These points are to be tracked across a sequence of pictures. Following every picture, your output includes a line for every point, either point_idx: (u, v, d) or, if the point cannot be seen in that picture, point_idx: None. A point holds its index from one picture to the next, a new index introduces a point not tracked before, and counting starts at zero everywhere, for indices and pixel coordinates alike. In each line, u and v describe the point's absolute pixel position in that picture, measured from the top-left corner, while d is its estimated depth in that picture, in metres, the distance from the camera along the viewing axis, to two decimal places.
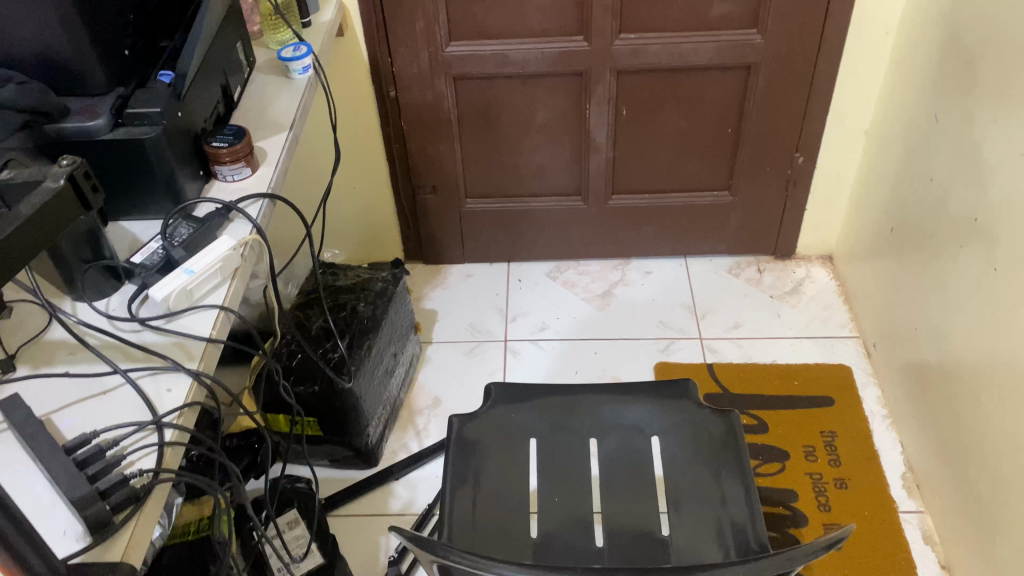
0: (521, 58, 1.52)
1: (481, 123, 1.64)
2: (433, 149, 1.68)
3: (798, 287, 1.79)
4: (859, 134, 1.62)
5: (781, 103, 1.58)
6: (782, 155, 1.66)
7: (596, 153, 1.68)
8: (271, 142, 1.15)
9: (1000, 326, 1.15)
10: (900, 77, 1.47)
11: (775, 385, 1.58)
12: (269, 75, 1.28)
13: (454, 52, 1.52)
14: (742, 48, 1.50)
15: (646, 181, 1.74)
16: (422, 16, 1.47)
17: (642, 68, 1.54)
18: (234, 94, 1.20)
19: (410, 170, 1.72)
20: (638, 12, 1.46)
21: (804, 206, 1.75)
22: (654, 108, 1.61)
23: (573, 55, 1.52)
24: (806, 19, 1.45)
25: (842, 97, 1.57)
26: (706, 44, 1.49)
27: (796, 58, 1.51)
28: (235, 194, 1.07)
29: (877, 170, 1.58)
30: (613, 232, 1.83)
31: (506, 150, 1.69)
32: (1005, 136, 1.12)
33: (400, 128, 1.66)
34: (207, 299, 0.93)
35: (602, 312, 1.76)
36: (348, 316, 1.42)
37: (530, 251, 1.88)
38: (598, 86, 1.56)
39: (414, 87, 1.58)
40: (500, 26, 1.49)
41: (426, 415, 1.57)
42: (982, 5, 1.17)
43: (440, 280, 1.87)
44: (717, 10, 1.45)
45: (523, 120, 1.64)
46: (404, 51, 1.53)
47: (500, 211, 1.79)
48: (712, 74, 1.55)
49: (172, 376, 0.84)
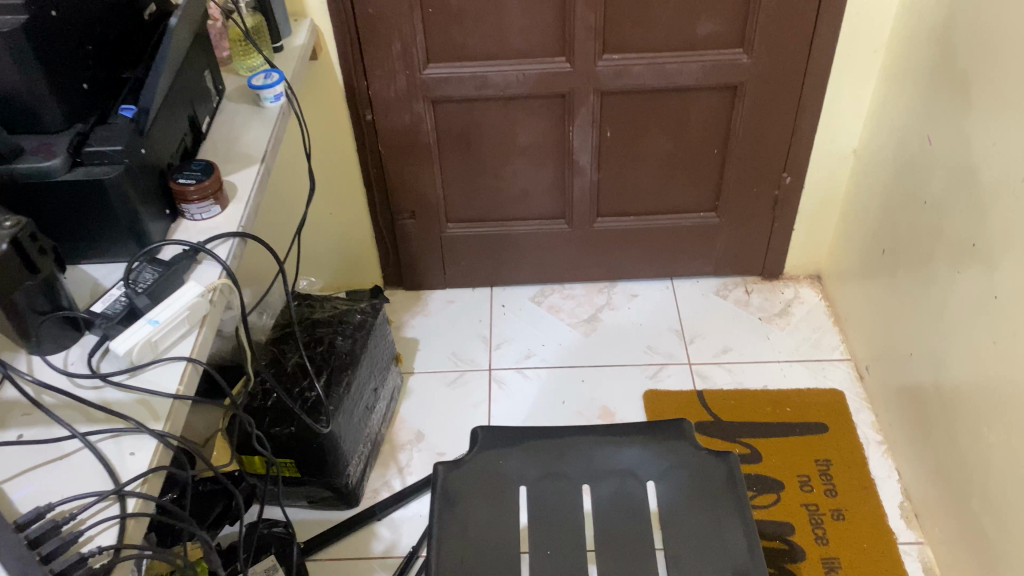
0: (502, 79, 1.48)
1: (461, 146, 1.60)
2: (412, 173, 1.63)
3: (788, 308, 1.75)
4: (846, 153, 1.59)
5: (768, 122, 1.54)
6: (769, 176, 1.62)
7: (579, 175, 1.63)
8: (241, 175, 1.09)
9: (1002, 355, 1.11)
10: (889, 96, 1.44)
11: (767, 412, 1.54)
12: (239, 103, 1.22)
13: (433, 73, 1.48)
14: (728, 67, 1.46)
15: (632, 204, 1.69)
16: (399, 37, 1.43)
17: (626, 89, 1.50)
18: (202, 125, 1.14)
19: (388, 195, 1.67)
20: (622, 32, 1.42)
21: (792, 226, 1.72)
22: (639, 129, 1.57)
23: (556, 77, 1.48)
24: (792, 37, 1.42)
25: (830, 116, 1.54)
26: (691, 65, 1.46)
27: (782, 77, 1.47)
28: (202, 232, 1.01)
29: (867, 189, 1.55)
30: (598, 255, 1.78)
31: (487, 174, 1.64)
32: (1003, 159, 1.09)
33: (377, 153, 1.60)
34: (173, 350, 0.86)
35: (588, 338, 1.71)
36: (326, 350, 1.37)
37: (513, 275, 1.83)
38: (581, 109, 1.52)
39: (391, 110, 1.53)
40: (480, 47, 1.45)
41: (409, 450, 1.51)
42: (976, 25, 1.14)
43: (421, 307, 1.80)
44: (703, 29, 1.42)
45: (504, 143, 1.59)
46: (380, 73, 1.48)
47: (482, 235, 1.74)
48: (698, 95, 1.51)
49: (135, 439, 0.78)
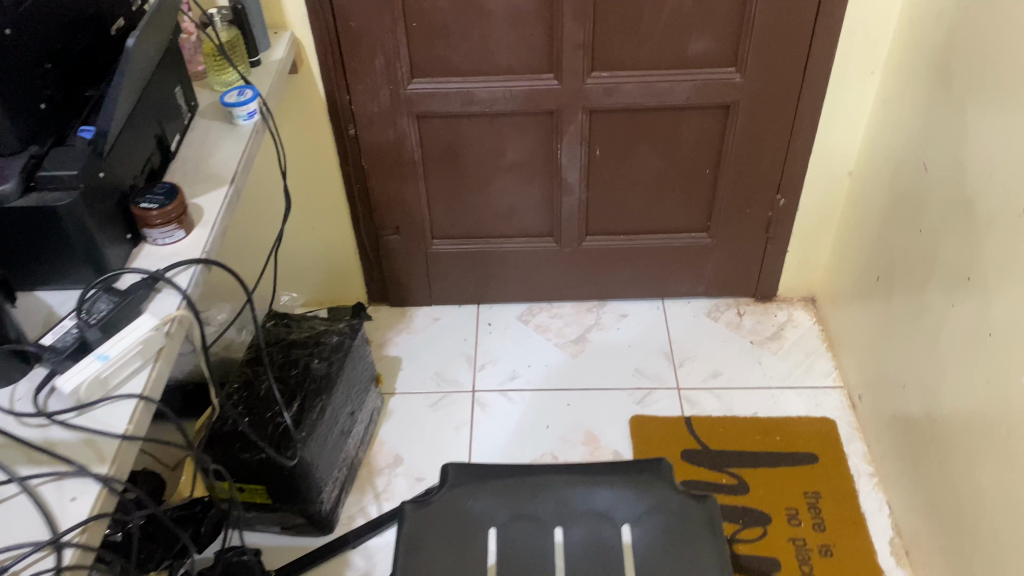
0: (488, 96, 1.45)
1: (446, 162, 1.56)
2: (396, 189, 1.59)
3: (780, 332, 1.71)
4: (842, 175, 1.55)
5: (760, 143, 1.50)
6: (762, 197, 1.58)
7: (567, 194, 1.60)
8: (209, 198, 1.05)
9: (995, 394, 1.07)
10: (885, 118, 1.40)
11: (756, 440, 1.50)
12: (212, 121, 1.18)
13: (417, 89, 1.45)
14: (721, 86, 1.42)
15: (622, 222, 1.65)
16: (382, 51, 1.39)
17: (616, 106, 1.46)
18: (171, 146, 1.11)
19: (372, 210, 1.63)
20: (611, 49, 1.39)
21: (785, 248, 1.67)
22: (629, 147, 1.53)
23: (543, 93, 1.44)
24: (786, 57, 1.38)
25: (825, 138, 1.50)
26: (682, 84, 1.42)
27: (776, 98, 1.43)
28: (165, 258, 0.98)
29: (863, 213, 1.51)
30: (588, 274, 1.74)
31: (473, 191, 1.61)
32: (999, 192, 1.05)
33: (360, 168, 1.57)
34: (124, 386, 0.82)
35: (576, 359, 1.67)
36: (301, 373, 1.33)
37: (500, 293, 1.79)
38: (569, 126, 1.49)
39: (375, 124, 1.50)
40: (465, 62, 1.42)
41: (387, 475, 1.47)
42: (974, 50, 1.10)
43: (405, 324, 1.77)
44: (695, 47, 1.38)
45: (491, 159, 1.56)
46: (363, 88, 1.45)
47: (469, 252, 1.70)
48: (690, 114, 1.47)
49: (78, 483, 0.74)
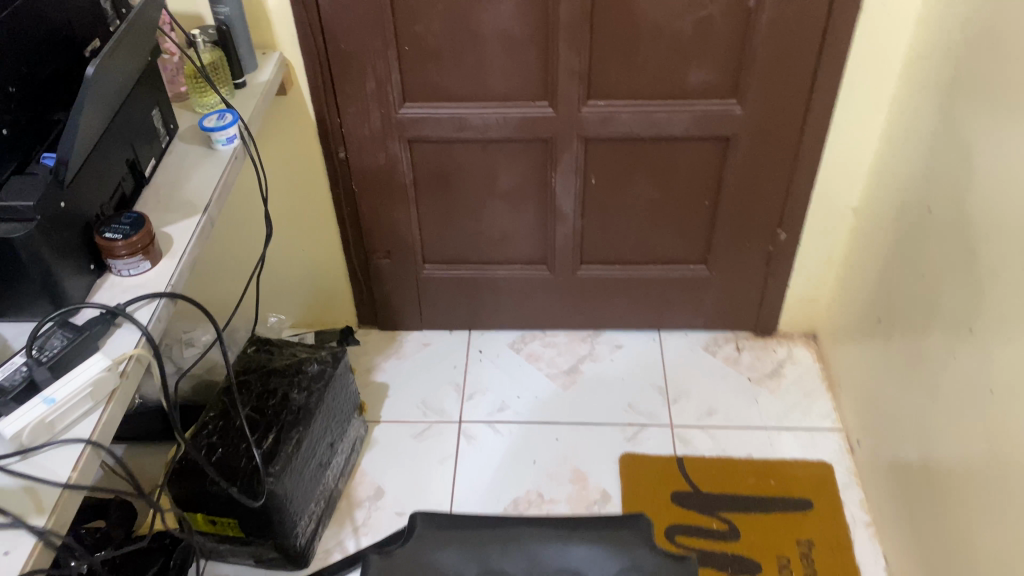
0: (481, 122, 1.41)
1: (438, 187, 1.52)
2: (387, 213, 1.56)
3: (779, 369, 1.66)
4: (846, 211, 1.50)
5: (761, 177, 1.45)
6: (763, 231, 1.54)
7: (562, 222, 1.56)
8: (180, 227, 1.02)
9: (994, 454, 1.02)
10: (891, 155, 1.35)
11: (749, 484, 1.45)
12: (190, 144, 1.15)
13: (409, 113, 1.41)
14: (721, 118, 1.37)
15: (618, 253, 1.61)
16: (373, 75, 1.36)
17: (612, 136, 1.42)
18: (145, 172, 1.08)
19: (362, 233, 1.59)
20: (608, 78, 1.35)
21: (786, 283, 1.62)
22: (626, 177, 1.49)
23: (537, 121, 1.40)
24: (789, 90, 1.33)
25: (829, 173, 1.45)
26: (681, 114, 1.37)
27: (778, 131, 1.39)
28: (129, 291, 0.94)
29: (866, 252, 1.45)
30: (582, 303, 1.70)
31: (466, 216, 1.57)
32: (1003, 243, 1.00)
33: (350, 191, 1.53)
34: (72, 430, 0.79)
35: (567, 392, 1.63)
36: (279, 404, 1.30)
37: (492, 320, 1.75)
38: (564, 154, 1.45)
39: (365, 148, 1.46)
40: (458, 88, 1.38)
41: (367, 508, 1.43)
42: (983, 92, 1.05)
43: (395, 349, 1.73)
44: (694, 78, 1.33)
45: (484, 185, 1.52)
46: (354, 110, 1.41)
47: (461, 277, 1.66)
48: (689, 145, 1.43)
49: (12, 537, 0.70)
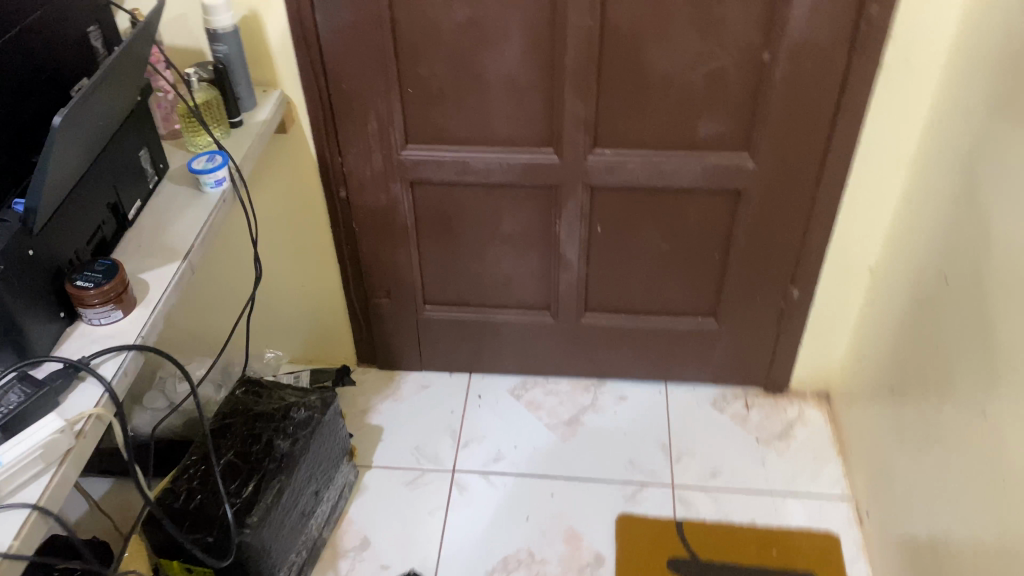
0: (484, 166, 1.38)
1: (440, 229, 1.49)
2: (388, 254, 1.52)
3: (789, 429, 1.59)
4: (862, 270, 1.44)
5: (773, 232, 1.40)
6: (775, 287, 1.48)
7: (566, 269, 1.51)
8: (157, 273, 0.99)
9: (1005, 548, 0.95)
10: (910, 216, 1.29)
11: (750, 553, 1.38)
12: (179, 186, 1.12)
13: (411, 155, 1.38)
14: (732, 172, 1.32)
15: (624, 302, 1.56)
16: (375, 115, 1.33)
17: (619, 185, 1.37)
18: (128, 215, 1.05)
19: (362, 273, 1.56)
20: (615, 126, 1.31)
21: (799, 341, 1.56)
22: (633, 227, 1.44)
23: (541, 167, 1.37)
24: (803, 146, 1.28)
25: (845, 231, 1.39)
26: (690, 166, 1.32)
27: (792, 187, 1.33)
28: (98, 341, 0.91)
29: (882, 314, 1.39)
30: (587, 351, 1.65)
31: (468, 259, 1.53)
32: (1019, 323, 0.93)
33: (351, 230, 1.50)
34: (18, 495, 0.75)
35: (566, 444, 1.57)
36: (263, 450, 1.26)
37: (493, 365, 1.70)
38: (569, 201, 1.40)
39: (366, 188, 1.43)
40: (462, 130, 1.35)
41: (351, 558, 1.39)
42: (1003, 160, 0.99)
43: (392, 390, 1.69)
44: (704, 130, 1.29)
45: (486, 229, 1.48)
46: (355, 150, 1.39)
47: (462, 320, 1.62)
48: (699, 197, 1.38)
49: None
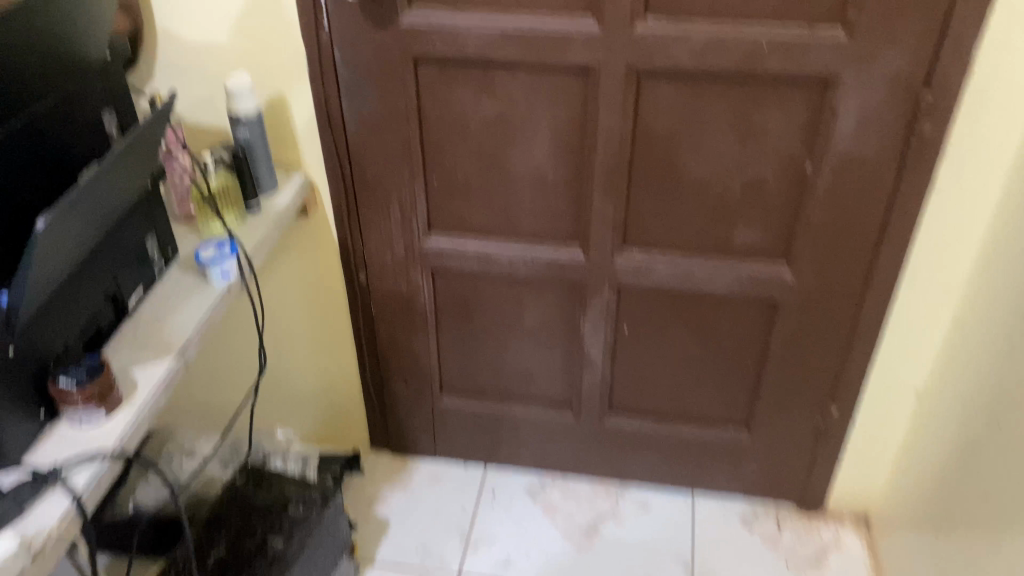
0: (508, 260, 1.33)
1: (460, 319, 1.43)
2: (406, 341, 1.47)
3: (823, 556, 1.47)
4: (909, 392, 1.33)
5: (812, 347, 1.30)
6: (813, 403, 1.38)
7: (589, 369, 1.44)
8: (148, 372, 0.95)
9: None
10: (963, 342, 1.19)
11: None
12: (185, 274, 1.09)
13: (433, 244, 1.34)
14: (769, 283, 1.24)
15: (650, 406, 1.48)
16: (398, 203, 1.30)
17: (647, 287, 1.30)
18: (126, 304, 1.01)
19: (379, 358, 1.51)
20: (645, 227, 1.24)
21: (837, 461, 1.45)
22: (661, 331, 1.36)
23: (567, 265, 1.31)
24: (846, 261, 1.19)
25: (890, 351, 1.29)
26: (723, 275, 1.25)
27: (833, 302, 1.25)
28: (76, 444, 0.86)
29: (929, 443, 1.28)
30: (609, 454, 1.56)
31: (488, 351, 1.47)
32: None
33: (369, 315, 1.45)
34: None
35: (580, 554, 1.48)
36: (256, 548, 1.20)
37: (510, 460, 1.62)
38: (595, 301, 1.34)
39: (386, 275, 1.39)
40: (487, 223, 1.30)
41: None
42: None
43: (404, 480, 1.62)
44: (740, 237, 1.22)
45: (508, 322, 1.42)
46: (377, 237, 1.34)
47: (479, 413, 1.55)
48: (733, 305, 1.30)
49: None
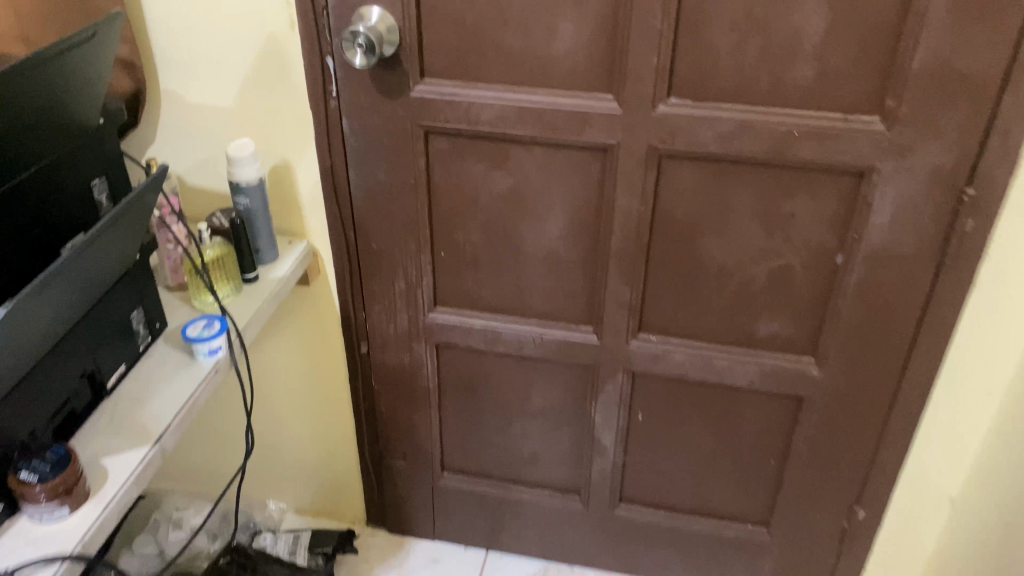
0: (516, 339, 1.26)
1: (465, 396, 1.36)
2: (407, 416, 1.40)
3: None
4: (942, 498, 1.24)
5: (839, 446, 1.22)
6: (838, 505, 1.28)
7: (599, 455, 1.35)
8: (120, 462, 0.88)
9: None
10: (1005, 451, 1.10)
11: None
12: (172, 350, 1.03)
13: (439, 319, 1.27)
14: (794, 377, 1.16)
15: (663, 496, 1.39)
16: (403, 276, 1.23)
17: (663, 375, 1.23)
18: (105, 382, 0.95)
19: (378, 433, 1.44)
20: (663, 313, 1.17)
21: (863, 565, 1.35)
22: (677, 420, 1.28)
23: (578, 347, 1.24)
24: (878, 358, 1.11)
25: (923, 454, 1.20)
26: (745, 366, 1.17)
27: (862, 401, 1.16)
28: (34, 543, 0.80)
29: (965, 557, 1.18)
30: (618, 544, 1.47)
31: (493, 431, 1.39)
32: None
33: (369, 388, 1.38)
34: None
35: None
36: None
37: (513, 544, 1.53)
38: (607, 385, 1.26)
39: (389, 348, 1.32)
40: (495, 300, 1.24)
41: None
42: None
43: (399, 560, 1.53)
44: (764, 328, 1.14)
45: (515, 403, 1.34)
46: (380, 309, 1.28)
47: (482, 494, 1.47)
48: (754, 398, 1.22)
49: None
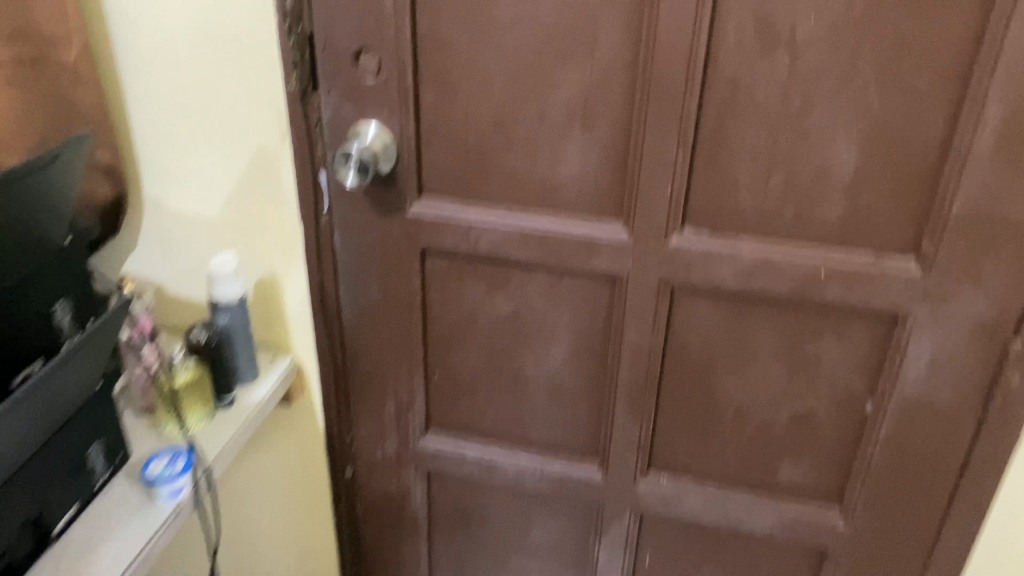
0: (513, 472, 1.16)
1: (458, 528, 1.25)
2: (394, 546, 1.29)
3: None
4: None
5: None
6: None
7: None
8: None
9: None
10: None
11: None
12: (128, 487, 0.94)
13: (431, 446, 1.17)
14: (818, 528, 1.06)
15: None
16: (393, 401, 1.14)
17: (674, 517, 1.12)
18: (49, 531, 0.85)
19: (362, 562, 1.32)
20: (674, 452, 1.07)
21: None
22: (687, 566, 1.17)
23: (581, 483, 1.14)
24: (912, 515, 1.01)
25: None
26: (764, 514, 1.06)
27: (894, 558, 1.05)
28: None
29: None
30: None
31: (486, 565, 1.28)
32: None
33: (354, 514, 1.28)
34: None
35: None
36: None
37: None
38: (612, 525, 1.16)
39: (376, 474, 1.22)
40: (493, 429, 1.14)
41: None
42: None
43: None
44: (785, 474, 1.04)
45: (511, 537, 1.23)
46: (368, 433, 1.19)
47: None
48: (774, 547, 1.11)
49: None
